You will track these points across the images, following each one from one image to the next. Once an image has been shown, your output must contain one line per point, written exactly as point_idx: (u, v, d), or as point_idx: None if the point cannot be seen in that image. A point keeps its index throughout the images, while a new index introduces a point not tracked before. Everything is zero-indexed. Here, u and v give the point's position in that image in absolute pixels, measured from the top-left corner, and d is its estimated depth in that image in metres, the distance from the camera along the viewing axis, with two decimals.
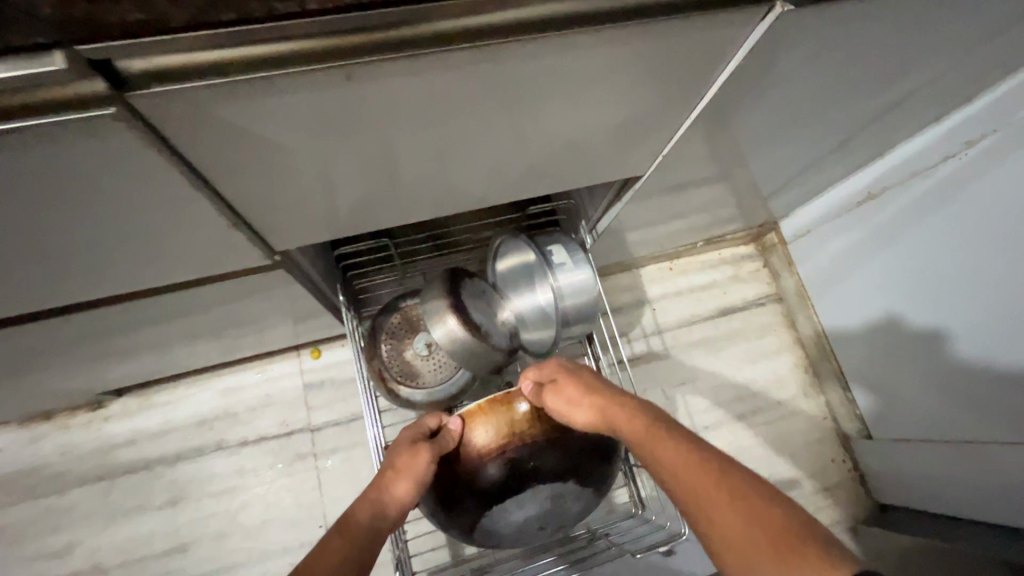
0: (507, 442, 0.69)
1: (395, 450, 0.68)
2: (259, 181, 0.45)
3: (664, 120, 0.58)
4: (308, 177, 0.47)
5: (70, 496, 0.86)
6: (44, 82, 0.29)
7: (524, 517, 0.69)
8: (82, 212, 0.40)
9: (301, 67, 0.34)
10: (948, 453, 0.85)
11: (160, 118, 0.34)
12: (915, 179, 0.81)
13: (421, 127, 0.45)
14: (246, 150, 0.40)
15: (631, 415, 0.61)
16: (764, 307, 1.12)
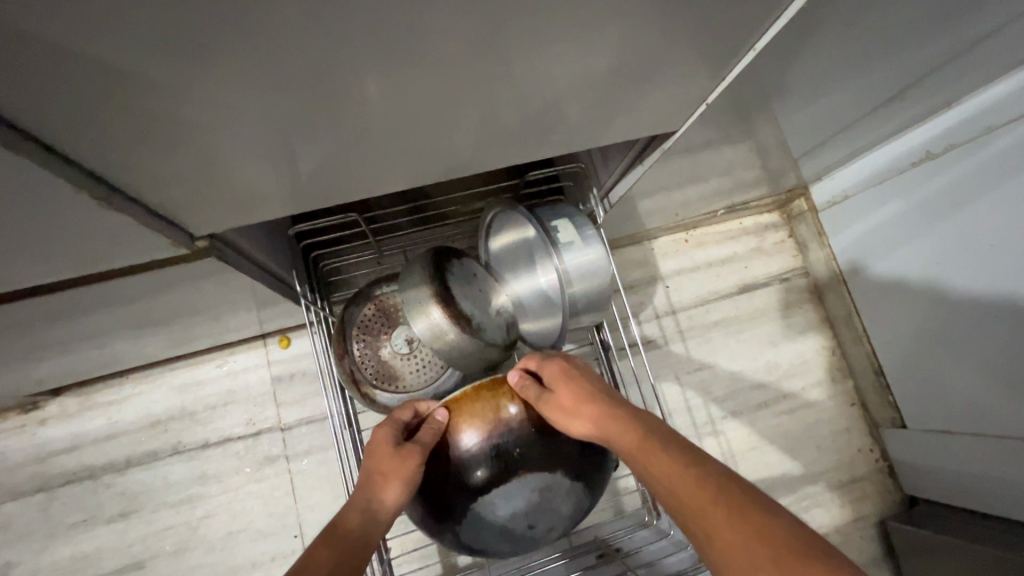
0: (496, 435, 0.55)
1: (378, 449, 0.55)
2: (138, 129, 0.32)
3: (704, 59, 0.44)
4: (217, 129, 0.34)
5: (4, 511, 0.75)
6: None
7: (510, 513, 0.55)
8: None
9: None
10: (997, 450, 0.76)
11: None
12: (987, 139, 0.68)
13: (377, 52, 0.31)
14: (92, 73, 0.27)
15: (628, 428, 0.49)
16: (789, 283, 1.01)
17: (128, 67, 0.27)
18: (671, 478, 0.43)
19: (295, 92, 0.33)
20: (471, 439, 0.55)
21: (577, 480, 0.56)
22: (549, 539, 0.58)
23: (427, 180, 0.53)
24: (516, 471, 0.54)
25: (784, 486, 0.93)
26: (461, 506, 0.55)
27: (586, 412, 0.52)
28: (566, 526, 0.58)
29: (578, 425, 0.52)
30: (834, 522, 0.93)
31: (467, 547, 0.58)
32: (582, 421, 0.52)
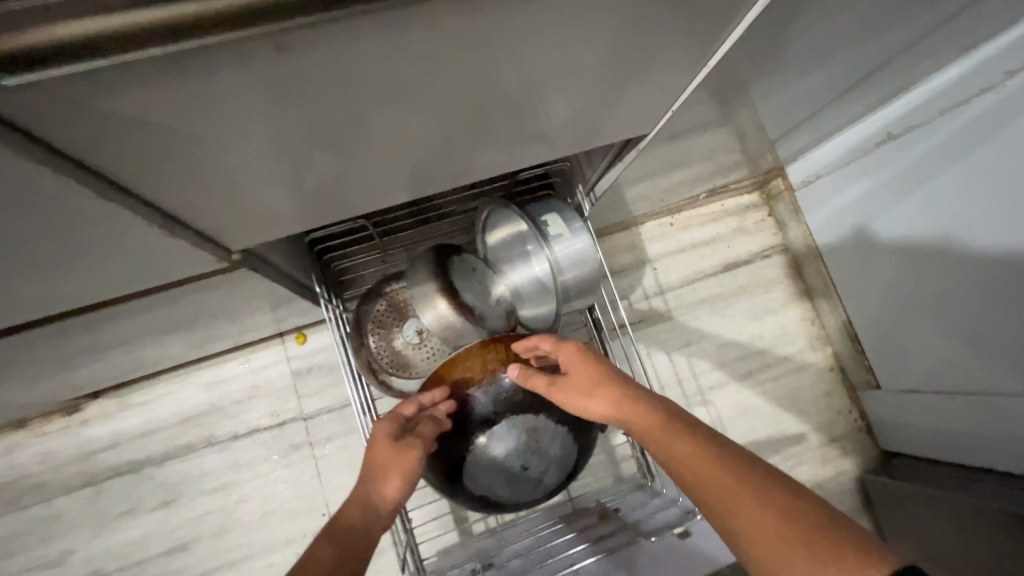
0: (485, 384, 0.64)
1: (380, 446, 0.61)
2: (190, 179, 0.38)
3: (669, 68, 0.50)
4: (253, 170, 0.40)
5: (58, 504, 0.82)
6: None
7: (503, 452, 0.63)
8: None
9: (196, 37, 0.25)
10: (958, 403, 0.83)
11: (44, 113, 0.27)
12: (942, 120, 0.74)
13: (389, 103, 0.37)
14: (162, 146, 0.33)
15: (646, 412, 0.54)
16: (770, 260, 1.07)
17: (189, 139, 0.33)
18: (700, 467, 0.48)
19: (319, 139, 0.39)
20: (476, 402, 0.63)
21: (561, 424, 0.65)
22: (544, 481, 0.66)
23: (428, 188, 0.60)
24: (506, 414, 0.63)
25: (771, 447, 1.01)
26: (463, 453, 0.63)
27: (603, 395, 0.58)
28: (557, 468, 0.66)
29: (597, 410, 0.58)
30: (818, 478, 1.01)
31: (475, 496, 0.65)
32: (599, 403, 0.57)
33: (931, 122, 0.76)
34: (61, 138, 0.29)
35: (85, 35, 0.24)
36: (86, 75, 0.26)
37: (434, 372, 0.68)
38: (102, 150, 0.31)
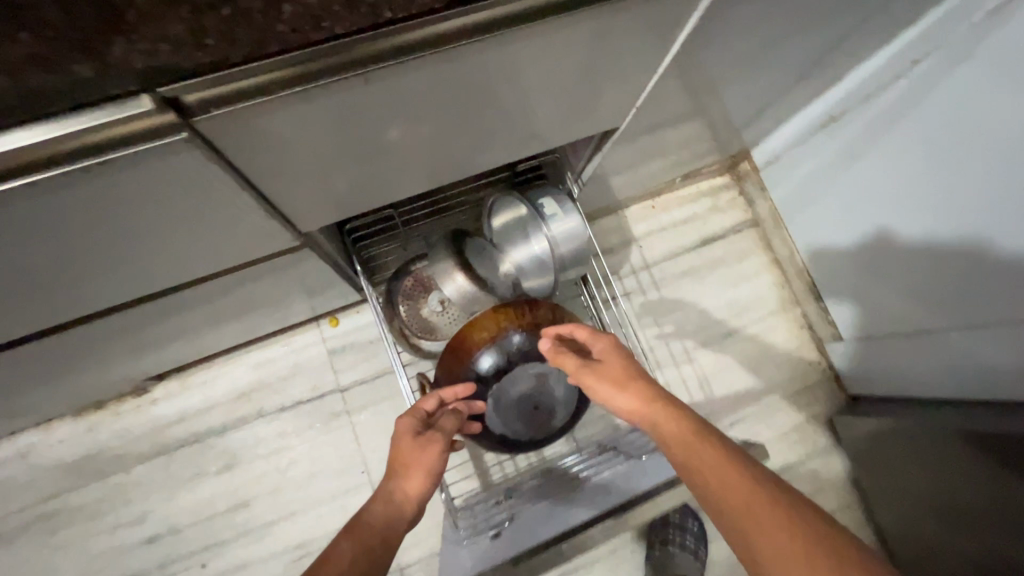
0: (498, 341, 0.77)
1: (405, 444, 0.70)
2: (292, 184, 0.50)
3: (636, 75, 0.63)
4: (330, 175, 0.52)
5: (135, 473, 0.96)
6: (129, 120, 0.32)
7: (519, 394, 0.78)
8: (145, 235, 0.46)
9: (314, 84, 0.37)
10: (906, 345, 0.96)
11: (219, 141, 0.38)
12: (869, 103, 0.86)
13: (426, 118, 0.49)
14: (279, 155, 0.44)
15: (673, 417, 0.61)
16: (742, 234, 1.21)
17: (297, 149, 0.44)
18: (722, 475, 0.54)
19: (375, 147, 0.51)
20: (485, 360, 0.77)
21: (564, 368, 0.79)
22: (553, 420, 0.81)
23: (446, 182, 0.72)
24: (517, 362, 0.77)
25: (750, 397, 1.14)
26: (484, 397, 0.77)
27: (632, 391, 0.65)
28: (563, 409, 0.81)
29: (622, 403, 0.65)
30: (793, 422, 1.14)
31: (496, 436, 0.80)
32: (627, 398, 0.64)
33: (858, 107, 0.88)
34: (230, 155, 0.41)
35: (264, 81, 0.35)
36: (253, 104, 0.36)
37: (453, 336, 0.81)
38: (247, 163, 0.43)
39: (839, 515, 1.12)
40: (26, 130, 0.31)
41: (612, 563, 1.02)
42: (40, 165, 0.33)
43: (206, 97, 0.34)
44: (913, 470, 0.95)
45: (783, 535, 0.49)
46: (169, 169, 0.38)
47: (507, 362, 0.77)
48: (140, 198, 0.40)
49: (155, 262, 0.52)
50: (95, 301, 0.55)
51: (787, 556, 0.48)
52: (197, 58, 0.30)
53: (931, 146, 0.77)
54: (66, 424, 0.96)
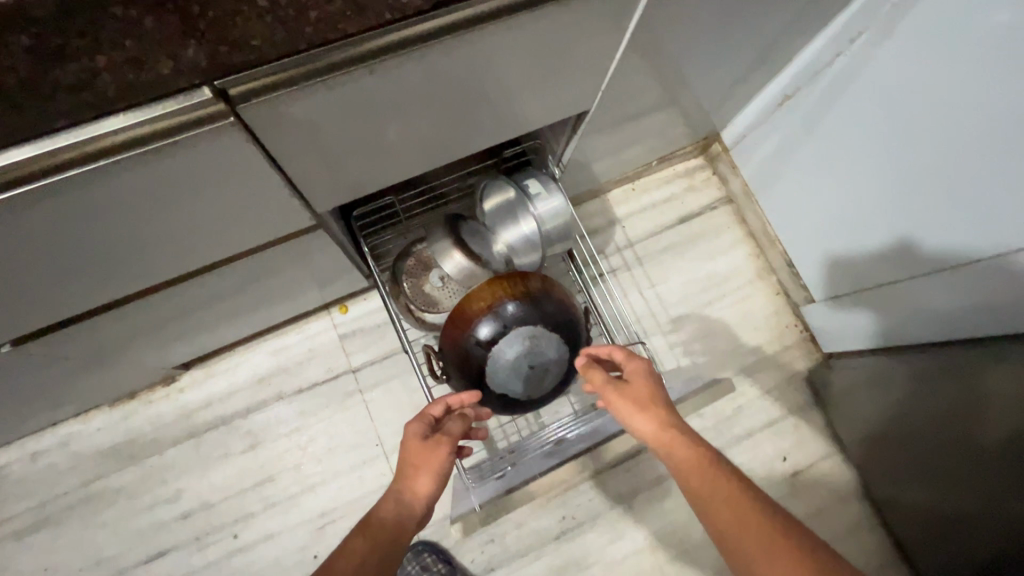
0: (491, 309, 0.86)
1: (415, 448, 0.78)
2: (313, 167, 0.58)
3: (603, 64, 0.71)
4: (343, 162, 0.60)
5: (168, 455, 1.04)
6: (187, 109, 0.40)
7: (515, 356, 0.85)
8: (190, 216, 0.55)
9: (332, 74, 0.45)
10: (868, 300, 1.05)
11: (257, 127, 0.47)
12: (818, 78, 0.95)
13: (421, 106, 0.58)
14: (304, 139, 0.52)
15: (689, 442, 0.68)
16: (718, 210, 1.30)
17: (317, 135, 0.53)
18: (732, 497, 0.61)
19: (381, 136, 0.60)
20: (483, 330, 0.85)
21: (554, 331, 0.87)
22: (547, 379, 0.87)
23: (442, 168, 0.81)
24: (512, 325, 0.85)
25: (733, 359, 1.23)
26: (483, 360, 0.85)
27: (652, 414, 0.72)
28: (555, 367, 0.87)
29: (642, 423, 0.72)
30: (774, 381, 1.23)
31: (498, 397, 0.88)
32: (647, 419, 0.72)
33: (810, 82, 0.98)
34: (265, 139, 0.49)
35: (291, 75, 0.44)
36: (284, 94, 0.44)
37: (454, 308, 0.90)
38: (278, 146, 0.51)
39: (822, 465, 1.20)
40: (116, 117, 0.38)
41: (612, 518, 1.10)
42: (116, 149, 0.41)
43: (248, 89, 0.43)
44: (881, 414, 1.04)
45: (785, 556, 0.55)
46: (218, 152, 0.46)
47: (503, 328, 0.85)
48: (192, 180, 0.49)
49: (195, 242, 0.60)
50: (143, 280, 0.64)
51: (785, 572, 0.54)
52: (244, 55, 0.38)
53: (878, 113, 0.87)
54: (103, 413, 1.04)
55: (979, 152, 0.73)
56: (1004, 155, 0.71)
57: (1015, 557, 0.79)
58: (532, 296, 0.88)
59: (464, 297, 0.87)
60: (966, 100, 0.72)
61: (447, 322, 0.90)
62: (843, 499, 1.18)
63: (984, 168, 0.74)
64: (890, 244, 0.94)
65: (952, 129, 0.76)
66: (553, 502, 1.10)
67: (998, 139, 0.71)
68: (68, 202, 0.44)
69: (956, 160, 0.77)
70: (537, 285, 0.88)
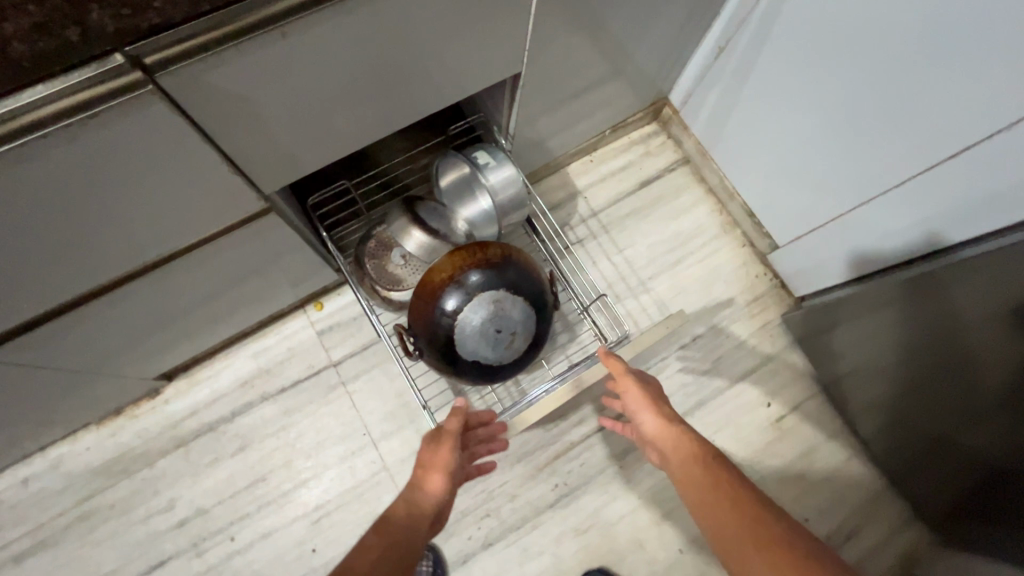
0: (455, 282, 0.88)
1: (423, 452, 0.83)
2: (251, 140, 0.61)
3: (523, 25, 0.74)
4: (279, 134, 0.64)
5: (159, 466, 1.05)
6: (109, 75, 0.44)
7: (481, 321, 0.86)
8: (133, 194, 0.57)
9: (242, 40, 0.48)
10: (824, 234, 1.07)
11: (181, 97, 0.50)
12: (743, 27, 1.00)
13: (344, 72, 0.61)
14: (232, 109, 0.56)
15: (691, 441, 0.77)
16: (676, 171, 1.33)
17: (244, 106, 0.56)
18: (723, 482, 0.69)
19: (311, 107, 0.63)
20: (449, 303, 0.87)
21: (518, 295, 0.89)
22: (516, 342, 0.89)
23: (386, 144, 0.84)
24: (476, 292, 0.87)
25: (707, 313, 1.25)
26: (451, 330, 0.87)
27: (659, 412, 0.82)
28: (523, 330, 0.89)
29: (650, 418, 0.82)
30: (750, 330, 1.25)
31: (471, 365, 0.89)
32: (654, 414, 0.81)
33: (737, 33, 1.02)
34: (196, 111, 0.53)
35: (204, 41, 0.47)
36: (198, 61, 0.48)
37: (419, 283, 0.93)
38: (208, 120, 0.55)
39: (807, 407, 1.21)
40: (33, 88, 0.42)
41: (605, 481, 1.11)
42: (48, 119, 0.44)
43: (162, 57, 0.46)
44: (861, 348, 1.02)
45: (759, 528, 0.61)
46: (146, 124, 0.49)
47: (466, 297, 0.87)
48: (128, 158, 0.52)
49: (144, 226, 0.62)
50: (101, 273, 0.66)
51: (756, 542, 0.60)
52: (149, 19, 0.42)
53: (803, 46, 0.91)
54: (90, 432, 1.06)
55: (926, 62, 0.74)
56: (953, 62, 0.71)
57: (1014, 458, 0.78)
58: (493, 263, 0.89)
59: (428, 273, 0.89)
60: (873, 17, 0.77)
61: (414, 300, 0.92)
62: (832, 437, 1.19)
63: (934, 74, 0.74)
64: (848, 171, 0.95)
65: (869, 46, 0.80)
66: (545, 471, 1.11)
67: (940, 43, 0.71)
68: (8, 183, 0.47)
69: (911, 75, 0.76)
70: (496, 253, 0.90)
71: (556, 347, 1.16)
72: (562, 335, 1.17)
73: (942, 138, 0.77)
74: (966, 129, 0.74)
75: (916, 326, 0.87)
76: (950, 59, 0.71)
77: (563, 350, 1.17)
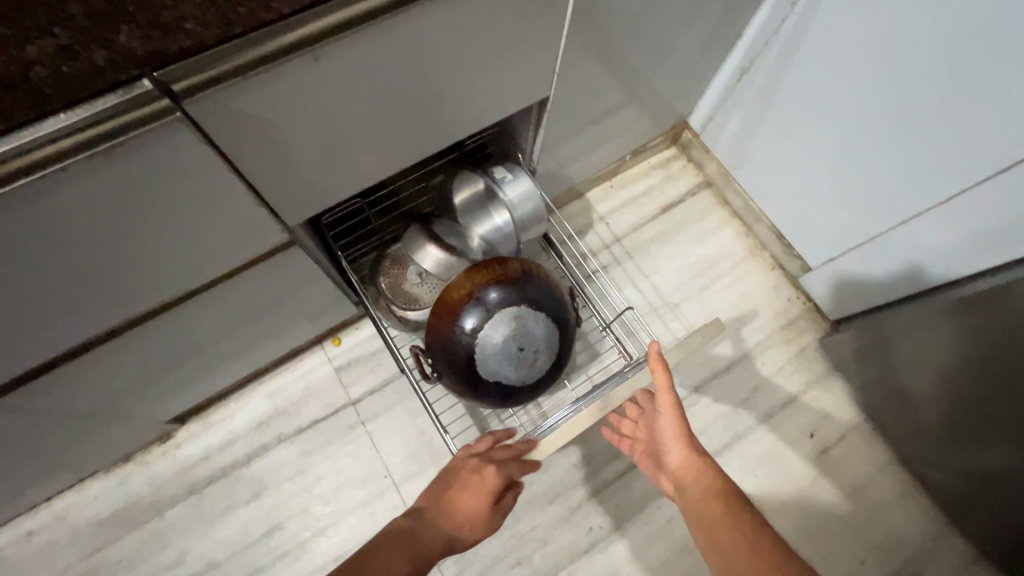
0: (473, 303, 0.83)
1: (477, 498, 0.74)
2: (275, 170, 0.59)
3: (551, 48, 0.72)
4: (299, 164, 0.61)
5: (169, 515, 0.99)
6: (139, 101, 0.42)
7: (502, 339, 0.82)
8: (156, 227, 0.54)
9: (274, 63, 0.46)
10: (860, 255, 1.02)
11: (207, 122, 0.48)
12: (768, 47, 0.99)
13: (366, 98, 0.58)
14: (258, 135, 0.53)
15: (720, 485, 0.72)
16: (698, 195, 1.30)
17: (267, 135, 0.54)
18: (749, 536, 0.64)
19: (331, 136, 0.60)
20: (469, 322, 0.83)
21: (540, 310, 0.84)
22: (540, 361, 0.84)
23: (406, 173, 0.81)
24: (496, 310, 0.82)
25: (739, 340, 1.20)
26: (471, 350, 0.83)
27: (688, 448, 0.77)
28: (547, 348, 0.84)
29: (678, 451, 0.78)
30: (786, 356, 1.19)
31: (493, 386, 0.84)
32: (683, 448, 0.77)
33: (762, 52, 1.00)
34: (222, 138, 0.51)
35: (235, 67, 0.45)
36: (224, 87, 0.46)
37: (435, 303, 0.89)
38: (232, 148, 0.52)
39: (852, 437, 1.14)
40: (55, 117, 0.40)
41: (642, 522, 1.03)
42: (75, 149, 0.42)
43: (191, 84, 0.44)
44: (914, 375, 0.96)
45: None
46: (172, 153, 0.47)
47: (485, 314, 0.83)
48: (147, 191, 0.49)
49: (166, 260, 0.59)
50: (119, 312, 0.63)
51: None
52: (180, 41, 0.40)
53: (831, 64, 0.88)
54: (99, 480, 1.01)
55: (964, 77, 0.71)
56: (993, 76, 0.68)
57: None
58: (513, 279, 0.85)
59: (445, 292, 0.85)
60: (904, 35, 0.75)
61: (431, 318, 0.88)
62: (882, 469, 1.12)
63: (976, 89, 0.71)
64: (882, 191, 0.91)
65: (902, 63, 0.77)
66: (577, 513, 1.04)
67: (978, 56, 0.68)
68: (29, 217, 0.44)
69: (950, 83, 0.73)
70: (516, 268, 0.86)
71: (577, 367, 1.12)
72: (584, 354, 1.13)
73: (988, 151, 0.73)
74: (1013, 143, 0.70)
75: (976, 337, 0.80)
76: (993, 72, 0.68)
77: (584, 371, 1.12)
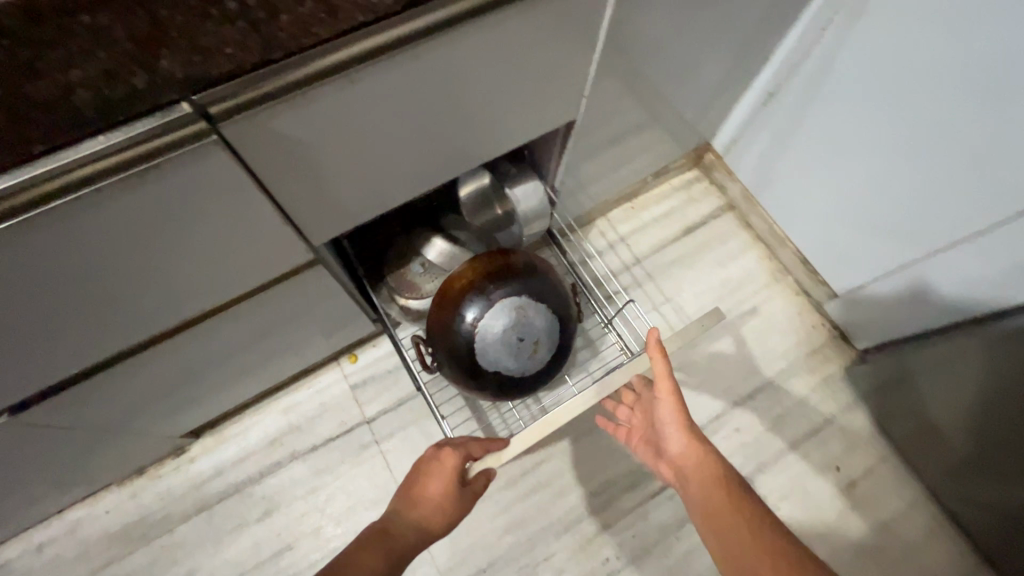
0: (474, 293, 0.82)
1: (442, 481, 0.71)
2: (302, 191, 0.59)
3: (579, 72, 0.72)
4: (324, 187, 0.60)
5: (179, 531, 0.98)
6: (176, 124, 0.42)
7: (502, 329, 0.80)
8: (184, 245, 0.54)
9: (308, 87, 0.47)
10: (890, 283, 0.99)
11: (240, 144, 0.48)
12: (795, 73, 0.98)
13: (393, 121, 0.58)
14: (287, 157, 0.53)
15: (721, 472, 0.67)
16: (721, 218, 1.28)
17: (295, 157, 0.54)
18: (756, 531, 0.60)
19: (355, 159, 0.60)
20: (470, 312, 0.81)
21: (542, 301, 0.82)
22: (540, 351, 0.82)
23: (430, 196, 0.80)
24: (496, 299, 0.81)
25: (761, 367, 1.17)
26: (470, 340, 0.81)
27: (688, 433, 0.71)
28: (547, 339, 0.82)
29: (677, 437, 0.72)
30: (810, 385, 1.16)
31: (492, 378, 0.82)
32: (682, 434, 0.71)
33: (790, 77, 1.00)
34: (252, 160, 0.50)
35: (270, 91, 0.45)
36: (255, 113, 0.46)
37: (438, 293, 0.88)
38: (262, 169, 0.52)
39: (879, 470, 1.10)
40: (94, 138, 0.40)
41: (660, 554, 1.00)
42: (113, 170, 0.42)
43: (227, 107, 0.45)
44: (946, 410, 0.92)
45: None
46: (204, 175, 0.47)
47: (487, 305, 0.81)
48: (175, 213, 0.49)
49: (191, 277, 0.59)
50: (141, 328, 0.62)
51: None
52: (218, 66, 0.40)
53: (859, 91, 0.87)
54: (111, 493, 1.00)
55: (998, 111, 0.69)
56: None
57: None
58: (515, 270, 0.84)
59: (446, 282, 0.84)
60: (934, 68, 0.73)
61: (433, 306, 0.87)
62: (912, 506, 1.07)
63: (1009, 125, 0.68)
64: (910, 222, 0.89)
65: (931, 95, 0.76)
66: (593, 542, 1.01)
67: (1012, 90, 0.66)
68: (62, 234, 0.44)
69: (982, 116, 0.71)
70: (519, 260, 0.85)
71: (577, 363, 1.11)
72: (584, 350, 1.11)
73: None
74: None
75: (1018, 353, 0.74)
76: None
77: (585, 367, 1.11)
